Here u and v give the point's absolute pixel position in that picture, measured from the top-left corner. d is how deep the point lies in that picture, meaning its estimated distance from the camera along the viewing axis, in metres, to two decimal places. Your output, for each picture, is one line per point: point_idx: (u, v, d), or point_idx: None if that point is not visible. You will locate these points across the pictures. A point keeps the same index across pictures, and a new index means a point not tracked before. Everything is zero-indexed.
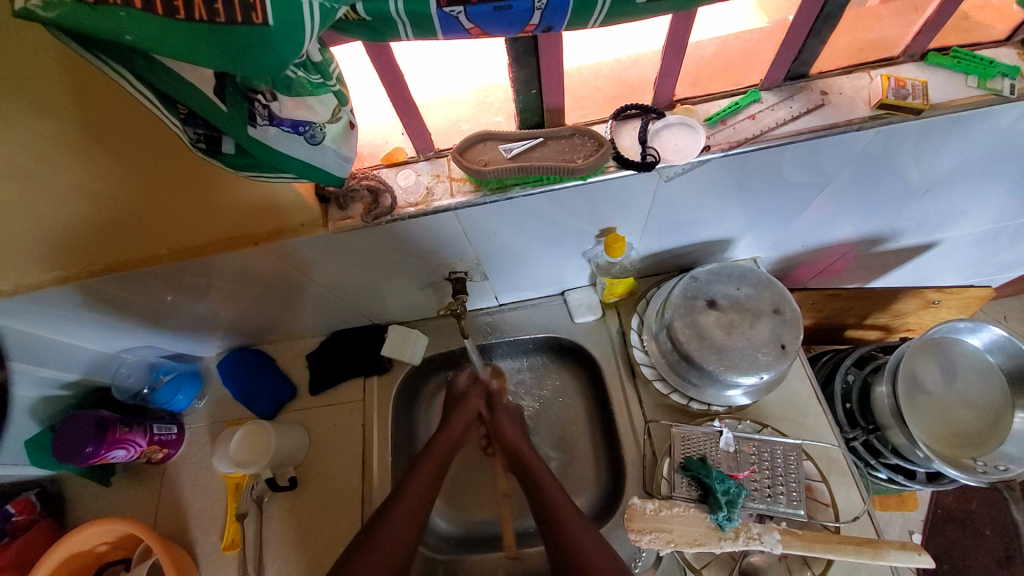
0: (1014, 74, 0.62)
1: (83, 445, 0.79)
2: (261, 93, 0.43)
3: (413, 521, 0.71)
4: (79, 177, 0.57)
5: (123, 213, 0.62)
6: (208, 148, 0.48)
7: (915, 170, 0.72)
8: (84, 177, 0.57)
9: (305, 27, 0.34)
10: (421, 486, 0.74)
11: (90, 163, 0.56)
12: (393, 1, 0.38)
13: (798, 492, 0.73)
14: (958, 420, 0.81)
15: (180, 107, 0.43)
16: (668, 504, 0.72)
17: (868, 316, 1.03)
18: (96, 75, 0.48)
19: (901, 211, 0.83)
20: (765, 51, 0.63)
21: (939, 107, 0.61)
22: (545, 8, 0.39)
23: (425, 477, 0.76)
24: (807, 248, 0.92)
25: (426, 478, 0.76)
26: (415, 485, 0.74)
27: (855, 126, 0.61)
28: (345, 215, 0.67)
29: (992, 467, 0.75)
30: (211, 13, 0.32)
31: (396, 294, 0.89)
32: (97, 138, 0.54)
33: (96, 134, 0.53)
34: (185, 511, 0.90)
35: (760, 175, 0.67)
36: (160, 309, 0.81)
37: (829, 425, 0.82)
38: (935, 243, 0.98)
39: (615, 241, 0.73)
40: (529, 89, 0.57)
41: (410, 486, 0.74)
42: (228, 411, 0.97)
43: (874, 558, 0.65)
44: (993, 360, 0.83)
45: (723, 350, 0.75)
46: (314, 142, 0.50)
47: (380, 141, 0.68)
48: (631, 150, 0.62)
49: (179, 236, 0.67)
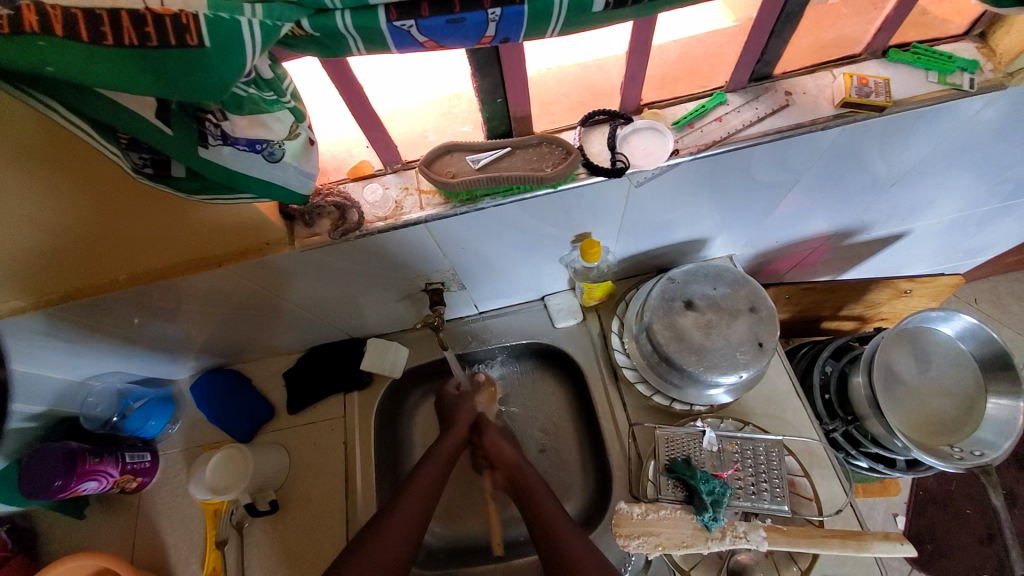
0: (973, 68, 0.63)
1: (51, 479, 0.75)
2: (211, 111, 0.42)
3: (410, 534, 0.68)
4: (15, 218, 0.52)
5: (77, 244, 0.59)
6: (156, 172, 0.46)
7: (882, 164, 0.73)
8: (21, 217, 0.52)
9: (247, 48, 0.34)
10: (419, 498, 0.72)
11: (28, 204, 0.51)
12: (340, 17, 0.37)
13: (781, 488, 0.73)
14: (935, 407, 0.83)
15: (120, 134, 0.42)
16: (655, 507, 0.71)
17: (843, 307, 1.05)
18: (23, 114, 0.44)
19: (870, 204, 0.84)
20: (728, 53, 0.63)
21: (902, 103, 0.62)
22: (499, 20, 0.38)
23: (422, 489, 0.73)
24: (781, 243, 0.93)
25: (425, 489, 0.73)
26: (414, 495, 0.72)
27: (820, 125, 0.62)
28: (312, 232, 0.65)
29: (968, 453, 0.77)
30: (142, 37, 0.32)
31: (373, 307, 0.87)
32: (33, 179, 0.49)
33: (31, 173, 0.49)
34: (163, 541, 0.87)
35: (730, 175, 0.67)
36: (127, 333, 0.78)
37: (809, 420, 0.83)
38: (906, 233, 1.00)
39: (590, 246, 0.73)
40: (495, 98, 0.56)
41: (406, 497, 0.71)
42: (205, 435, 0.95)
43: (858, 551, 0.66)
44: (966, 348, 0.85)
45: (703, 350, 0.75)
46: (273, 159, 0.48)
47: (345, 155, 0.66)
48: (601, 156, 0.62)
49: (138, 260, 0.64)
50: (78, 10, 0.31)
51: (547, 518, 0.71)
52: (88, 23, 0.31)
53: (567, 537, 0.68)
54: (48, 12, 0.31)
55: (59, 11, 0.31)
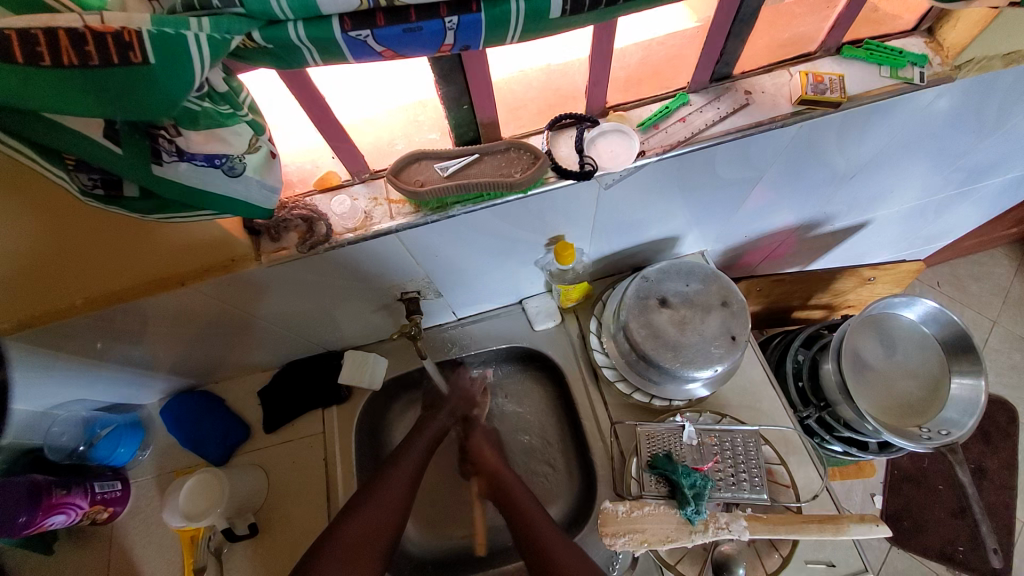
0: (922, 63, 0.66)
1: (15, 516, 0.72)
2: (163, 128, 0.40)
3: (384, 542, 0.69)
4: None
5: (27, 271, 0.56)
6: (108, 193, 0.44)
7: (840, 158, 0.76)
8: None
9: (194, 66, 0.34)
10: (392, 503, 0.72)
11: None
12: (293, 27, 0.36)
13: (760, 477, 0.74)
14: (902, 390, 0.86)
15: (65, 157, 0.40)
16: (639, 504, 0.72)
17: (812, 297, 1.08)
18: None
19: (833, 196, 0.87)
20: (689, 54, 0.64)
21: (857, 98, 0.64)
22: (456, 28, 0.38)
23: (395, 493, 0.73)
24: (751, 237, 0.95)
25: (398, 492, 0.73)
26: (387, 500, 0.72)
27: (779, 122, 0.63)
28: (279, 246, 0.63)
29: (935, 432, 0.80)
30: (82, 56, 0.30)
31: (349, 319, 0.85)
32: None
33: None
34: (137, 573, 0.84)
35: (697, 173, 0.69)
36: (90, 358, 0.74)
37: (784, 408, 0.85)
38: (868, 222, 1.04)
39: (564, 249, 0.73)
40: (461, 105, 0.56)
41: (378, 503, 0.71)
42: (177, 460, 0.91)
43: (835, 534, 0.68)
44: (929, 331, 0.88)
45: (679, 346, 0.76)
46: (233, 173, 0.47)
47: (311, 166, 0.65)
48: (569, 159, 0.62)
49: (96, 284, 0.62)
50: (11, 30, 0.29)
51: (524, 518, 0.73)
52: (23, 42, 0.29)
53: (545, 535, 0.70)
54: None
55: None
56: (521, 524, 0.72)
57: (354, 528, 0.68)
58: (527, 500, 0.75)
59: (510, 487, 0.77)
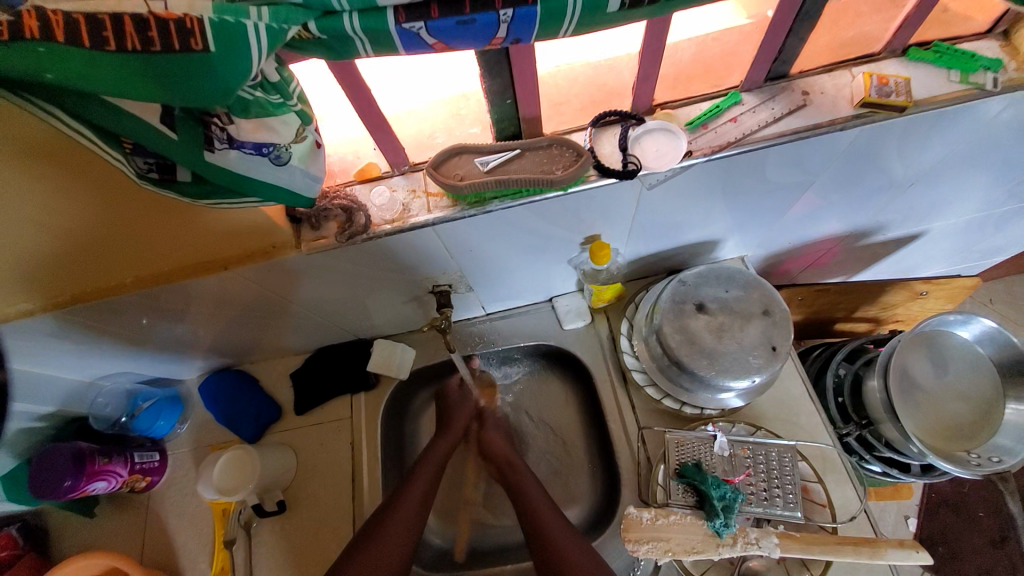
0: (996, 67, 0.61)
1: (62, 479, 0.76)
2: (217, 115, 0.41)
3: (403, 541, 0.68)
4: (24, 224, 0.51)
5: (83, 247, 0.58)
6: (161, 177, 0.45)
7: (900, 164, 0.71)
8: (30, 223, 0.52)
9: (251, 54, 0.34)
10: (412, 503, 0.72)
11: (37, 209, 0.51)
12: (348, 18, 0.36)
13: (794, 494, 0.72)
14: (951, 412, 0.81)
15: (123, 140, 0.42)
16: (665, 513, 0.70)
17: (857, 309, 1.03)
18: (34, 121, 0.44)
19: (887, 205, 0.82)
20: (744, 52, 0.60)
21: (922, 104, 0.60)
22: (510, 21, 0.37)
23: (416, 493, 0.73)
24: (795, 244, 0.91)
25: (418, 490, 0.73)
26: (408, 497, 0.72)
27: (839, 125, 0.60)
28: (319, 235, 0.64)
29: (985, 459, 0.75)
30: (146, 42, 0.31)
31: (380, 308, 0.86)
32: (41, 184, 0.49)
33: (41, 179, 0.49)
34: (172, 539, 0.88)
35: (745, 176, 0.66)
36: (138, 334, 0.78)
37: (823, 425, 0.82)
38: (922, 233, 0.98)
39: (599, 248, 0.72)
40: (504, 99, 0.55)
41: (400, 500, 0.72)
42: (212, 435, 0.95)
43: (872, 558, 0.65)
44: (984, 352, 0.83)
45: (714, 354, 0.74)
46: (279, 162, 0.48)
47: (352, 157, 0.65)
48: (612, 158, 0.60)
49: (145, 263, 0.64)
50: (81, 15, 0.31)
51: (539, 522, 0.70)
52: (90, 27, 0.31)
53: (563, 547, 0.67)
54: (50, 18, 0.30)
55: (61, 17, 0.31)
56: (534, 527, 0.70)
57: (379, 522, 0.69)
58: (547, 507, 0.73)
59: (527, 489, 0.75)
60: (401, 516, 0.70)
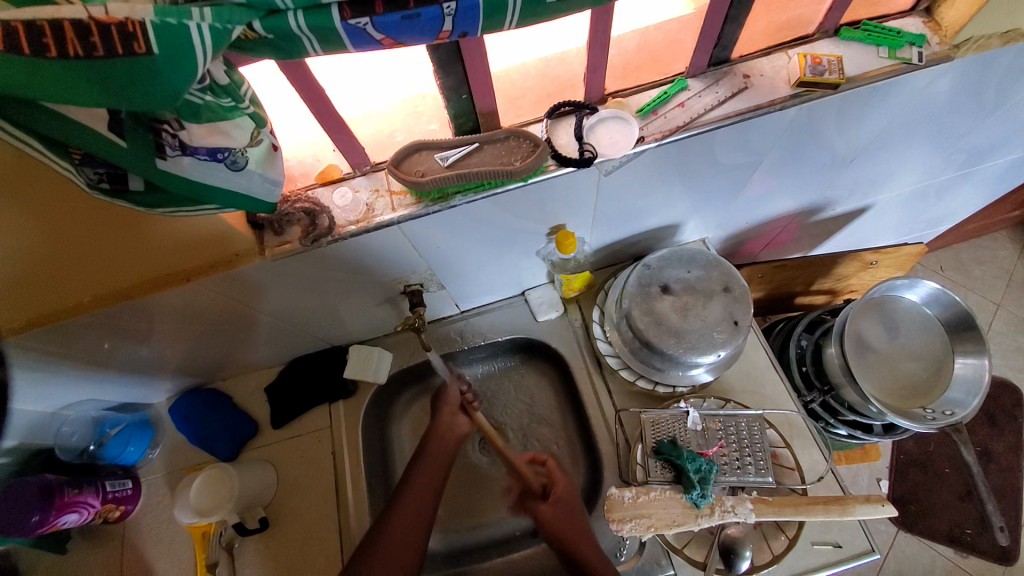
0: (921, 42, 0.65)
1: (28, 516, 0.72)
2: (166, 121, 0.41)
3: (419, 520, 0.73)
4: None
5: (34, 267, 0.56)
6: (113, 187, 0.45)
7: (840, 140, 0.75)
8: None
9: (197, 57, 0.34)
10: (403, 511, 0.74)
11: None
12: (293, 17, 0.36)
13: (765, 460, 0.75)
14: (906, 372, 0.86)
15: (72, 151, 0.41)
16: (646, 490, 0.72)
17: (815, 283, 1.08)
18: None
19: (833, 180, 0.87)
20: (685, 40, 0.63)
21: (853, 80, 0.64)
22: (455, 14, 0.38)
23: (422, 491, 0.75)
24: (752, 224, 0.96)
25: (425, 486, 0.76)
26: (413, 494, 0.74)
27: (778, 105, 0.63)
28: (282, 240, 0.64)
29: (940, 413, 0.80)
30: (87, 47, 0.31)
31: (353, 314, 0.86)
32: None
33: None
34: (151, 568, 0.85)
35: (697, 158, 0.69)
36: (99, 358, 0.75)
37: (787, 392, 0.86)
38: (868, 207, 1.04)
39: (565, 238, 0.73)
40: (460, 95, 0.56)
41: (406, 498, 0.74)
42: (187, 457, 0.92)
43: (842, 514, 0.68)
44: (931, 312, 0.88)
45: (681, 332, 0.77)
46: (236, 167, 0.47)
47: (311, 160, 0.65)
48: (569, 147, 0.63)
49: (102, 281, 0.62)
50: (17, 22, 0.30)
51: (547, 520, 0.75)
52: (29, 35, 0.30)
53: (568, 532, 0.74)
54: None
55: None
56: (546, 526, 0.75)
57: (404, 518, 0.72)
58: (558, 512, 0.76)
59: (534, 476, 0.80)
60: (410, 498, 0.74)
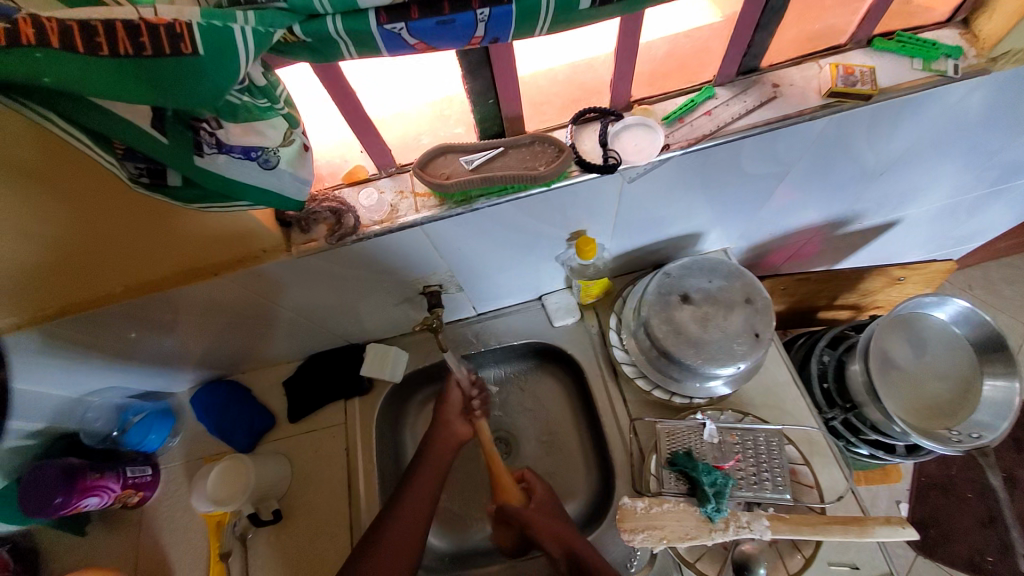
0: (955, 55, 0.64)
1: (52, 496, 0.75)
2: (206, 120, 0.43)
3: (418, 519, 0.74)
4: (12, 231, 0.52)
5: (71, 257, 0.58)
6: (151, 182, 0.46)
7: (869, 153, 0.74)
8: (18, 230, 0.52)
9: (239, 58, 0.35)
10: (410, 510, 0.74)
11: (26, 216, 0.51)
12: (331, 21, 0.37)
13: (783, 476, 0.73)
14: (932, 392, 0.84)
15: (115, 144, 0.42)
16: (658, 501, 0.71)
17: (838, 297, 1.06)
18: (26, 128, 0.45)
19: (860, 194, 0.86)
20: (715, 47, 0.63)
21: (886, 91, 0.63)
22: (487, 20, 0.39)
23: (424, 488, 0.76)
24: (775, 235, 0.94)
25: (425, 488, 0.77)
26: (412, 494, 0.75)
27: (807, 115, 0.63)
28: (308, 238, 0.65)
29: (966, 435, 0.77)
30: (137, 47, 0.32)
31: (372, 312, 0.87)
32: (31, 191, 0.50)
33: (29, 187, 0.49)
34: (166, 555, 0.86)
35: (721, 168, 0.68)
36: (126, 346, 0.77)
37: (808, 408, 0.84)
38: (896, 222, 1.01)
39: (585, 243, 0.73)
40: (487, 99, 0.57)
41: (406, 497, 0.75)
42: (205, 447, 0.94)
43: (861, 535, 0.66)
44: (961, 332, 0.86)
45: (701, 343, 0.76)
46: (268, 166, 0.48)
47: (339, 160, 0.67)
48: (593, 153, 0.62)
49: (134, 272, 0.64)
50: (74, 22, 0.32)
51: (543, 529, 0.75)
52: (83, 33, 0.32)
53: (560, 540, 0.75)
54: (45, 25, 0.31)
55: (55, 24, 0.32)
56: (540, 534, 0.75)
57: (405, 517, 0.73)
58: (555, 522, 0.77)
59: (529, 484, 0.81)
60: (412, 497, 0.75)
